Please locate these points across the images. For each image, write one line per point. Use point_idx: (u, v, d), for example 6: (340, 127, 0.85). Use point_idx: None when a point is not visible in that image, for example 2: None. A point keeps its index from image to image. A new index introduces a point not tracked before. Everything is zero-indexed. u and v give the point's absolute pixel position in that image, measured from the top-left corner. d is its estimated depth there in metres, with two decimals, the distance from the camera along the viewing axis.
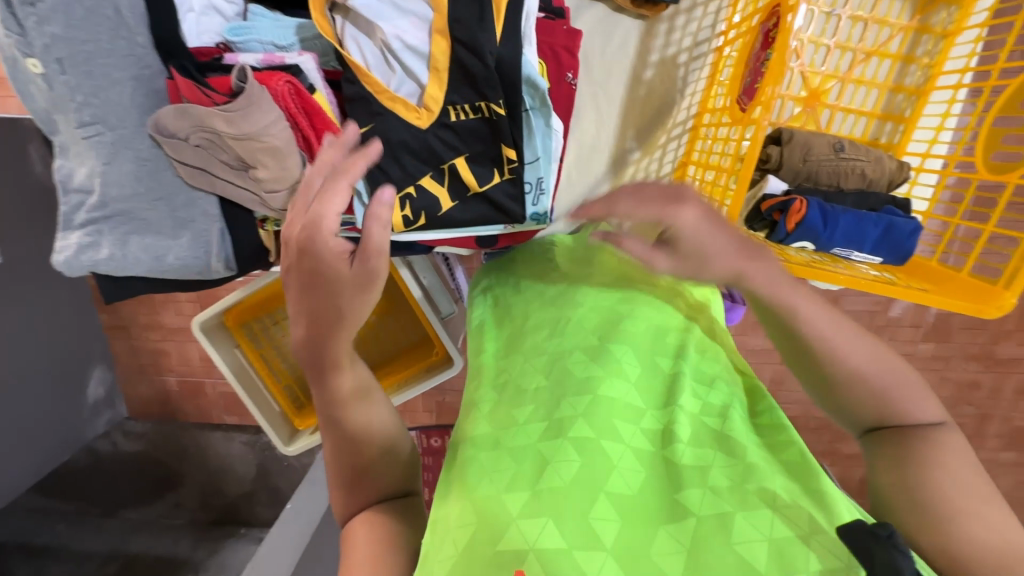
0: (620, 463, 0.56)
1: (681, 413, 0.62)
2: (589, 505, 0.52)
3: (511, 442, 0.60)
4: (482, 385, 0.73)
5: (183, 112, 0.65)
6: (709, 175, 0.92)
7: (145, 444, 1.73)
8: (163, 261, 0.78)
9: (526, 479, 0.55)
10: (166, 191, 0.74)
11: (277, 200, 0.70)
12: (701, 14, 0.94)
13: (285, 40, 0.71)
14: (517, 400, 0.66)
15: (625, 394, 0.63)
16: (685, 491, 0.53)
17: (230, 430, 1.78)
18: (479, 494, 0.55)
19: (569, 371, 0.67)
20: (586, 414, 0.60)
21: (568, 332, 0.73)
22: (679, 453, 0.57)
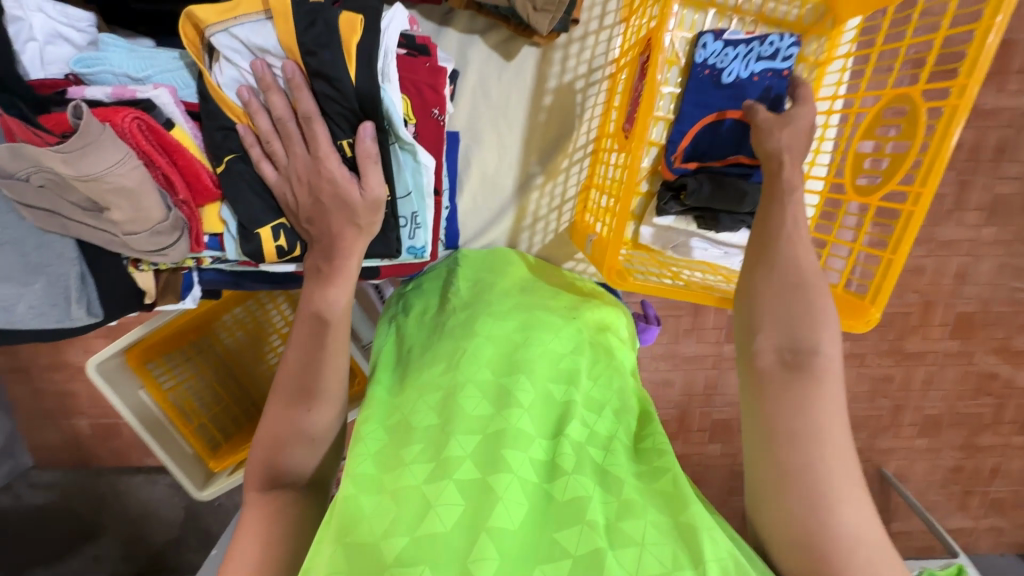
0: (504, 493, 0.51)
1: (568, 441, 0.57)
2: (466, 548, 0.47)
3: (393, 485, 0.54)
4: (370, 416, 0.64)
5: (14, 152, 0.59)
6: (605, 199, 0.94)
7: (56, 493, 1.64)
8: (13, 311, 0.70)
9: (405, 524, 0.50)
10: (11, 235, 0.68)
11: (139, 240, 0.65)
12: (594, 42, 0.95)
13: (144, 72, 0.66)
14: (404, 441, 0.59)
15: (516, 419, 0.59)
16: (563, 529, 0.49)
17: (153, 472, 1.67)
18: (353, 541, 0.49)
19: (461, 405, 0.61)
20: (475, 454, 0.55)
21: (464, 364, 0.66)
22: (563, 488, 0.53)
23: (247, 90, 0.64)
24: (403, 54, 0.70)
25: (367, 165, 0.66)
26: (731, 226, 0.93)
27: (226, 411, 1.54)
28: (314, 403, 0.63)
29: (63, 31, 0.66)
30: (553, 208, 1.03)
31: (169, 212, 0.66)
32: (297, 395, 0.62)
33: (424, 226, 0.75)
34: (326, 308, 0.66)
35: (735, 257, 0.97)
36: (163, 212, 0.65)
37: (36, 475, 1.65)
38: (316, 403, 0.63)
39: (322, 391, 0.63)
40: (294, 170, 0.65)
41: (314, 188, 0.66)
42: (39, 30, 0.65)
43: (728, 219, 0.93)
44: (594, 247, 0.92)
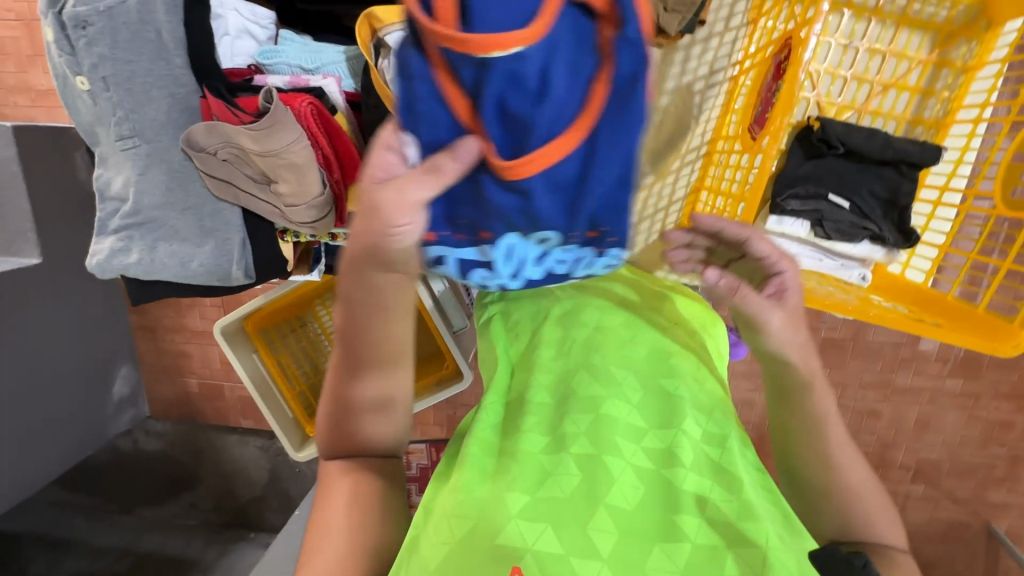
0: (620, 476, 0.53)
1: (684, 437, 0.58)
2: (587, 515, 0.49)
3: (513, 451, 0.57)
4: (486, 394, 0.67)
5: (213, 128, 0.70)
6: (718, 201, 0.93)
7: (165, 443, 1.83)
8: (187, 267, 0.81)
9: (526, 484, 0.52)
10: (194, 201, 0.79)
11: (298, 213, 0.73)
12: (717, 44, 0.95)
13: (313, 64, 0.74)
14: (518, 412, 0.62)
15: (626, 413, 0.61)
16: (683, 515, 0.51)
17: (246, 434, 1.84)
18: (479, 493, 0.52)
19: (575, 387, 0.64)
20: (590, 433, 0.57)
21: (571, 348, 0.70)
22: (680, 478, 0.54)
23: None
24: None
25: None
26: (842, 226, 0.90)
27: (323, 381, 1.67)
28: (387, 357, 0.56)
29: (250, 27, 0.76)
30: (660, 208, 1.03)
31: (323, 188, 0.73)
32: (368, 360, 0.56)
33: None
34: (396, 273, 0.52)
35: (854, 270, 0.94)
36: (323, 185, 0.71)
37: (151, 425, 1.86)
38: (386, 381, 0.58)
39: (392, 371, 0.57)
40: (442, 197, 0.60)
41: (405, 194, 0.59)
42: (232, 26, 0.76)
43: (841, 219, 0.90)
44: None
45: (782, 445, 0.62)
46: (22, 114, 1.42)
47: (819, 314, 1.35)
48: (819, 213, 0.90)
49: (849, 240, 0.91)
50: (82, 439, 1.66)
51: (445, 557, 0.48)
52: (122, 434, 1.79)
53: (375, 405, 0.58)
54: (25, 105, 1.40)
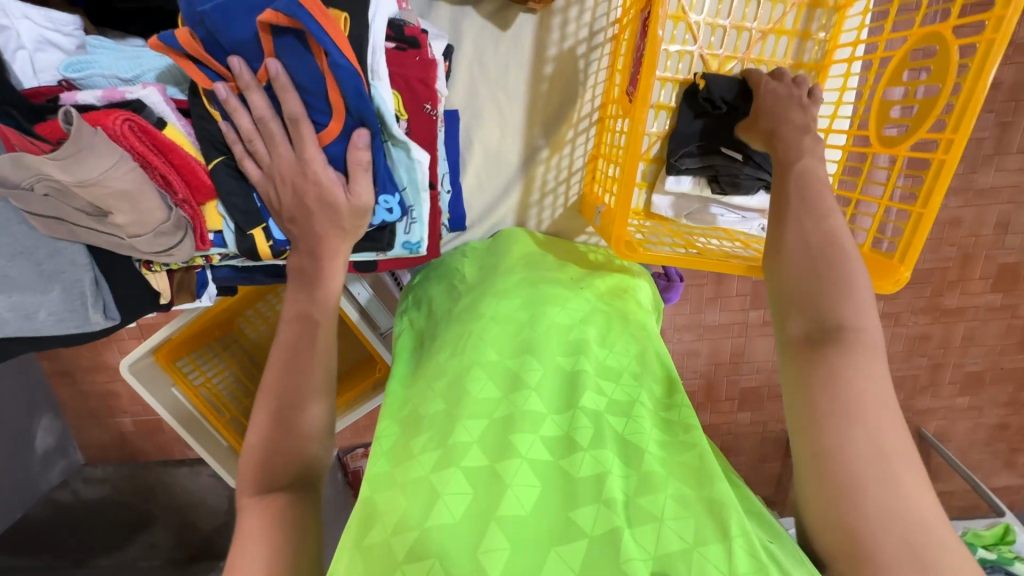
0: (513, 478, 0.48)
1: (582, 415, 0.54)
2: (476, 539, 0.44)
3: (403, 478, 0.52)
4: (385, 414, 0.64)
5: (16, 161, 0.60)
6: (613, 168, 0.90)
7: (109, 487, 1.72)
8: (34, 318, 0.72)
9: (413, 518, 0.47)
10: (26, 245, 0.69)
11: (143, 242, 0.65)
12: (593, 3, 0.90)
13: (130, 72, 0.65)
14: (413, 432, 0.57)
15: (525, 403, 0.56)
16: (579, 508, 0.46)
17: (196, 464, 1.74)
18: (366, 542, 0.47)
19: (468, 389, 0.59)
20: (482, 440, 0.53)
21: (470, 349, 0.65)
22: (577, 465, 0.49)
23: (224, 86, 0.61)
24: (393, 46, 0.69)
25: (356, 172, 0.66)
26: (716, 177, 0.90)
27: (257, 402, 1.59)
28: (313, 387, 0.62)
29: (51, 36, 0.66)
30: (561, 181, 1.00)
31: (171, 212, 0.66)
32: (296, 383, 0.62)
33: (420, 221, 0.75)
34: (314, 309, 0.65)
35: (754, 222, 0.94)
36: (344, 197, 0.65)
37: (89, 472, 1.74)
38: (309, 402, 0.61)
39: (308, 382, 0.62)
40: (277, 170, 0.64)
41: (298, 189, 0.65)
42: (27, 38, 0.64)
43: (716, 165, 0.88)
44: (602, 219, 0.88)
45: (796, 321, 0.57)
46: None
47: None
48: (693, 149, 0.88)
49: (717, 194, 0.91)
50: (10, 500, 1.56)
51: None
52: (57, 487, 1.69)
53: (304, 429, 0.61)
54: None
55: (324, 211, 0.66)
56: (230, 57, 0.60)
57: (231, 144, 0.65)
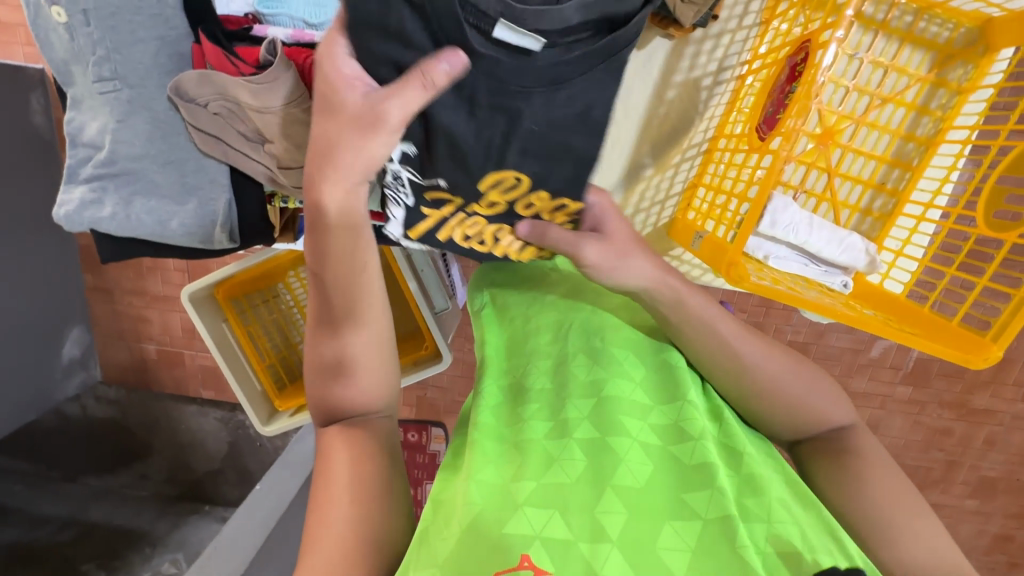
0: (628, 456, 0.51)
1: (690, 410, 0.57)
2: (594, 500, 0.48)
3: (517, 438, 0.55)
4: (486, 377, 0.66)
5: (206, 78, 0.65)
6: (719, 199, 0.93)
7: (118, 410, 1.77)
8: (165, 226, 0.76)
9: (532, 472, 0.51)
10: (178, 155, 0.74)
11: (291, 175, 0.70)
12: (729, 42, 0.94)
13: (317, 18, 0.68)
14: (519, 402, 0.61)
15: (630, 393, 0.59)
16: (692, 492, 0.49)
17: (205, 406, 1.78)
18: (484, 478, 0.51)
19: (573, 370, 0.62)
20: (593, 416, 0.56)
21: (572, 330, 0.67)
22: (685, 453, 0.53)
23: None
24: None
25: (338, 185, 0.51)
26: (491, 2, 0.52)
27: (292, 356, 1.62)
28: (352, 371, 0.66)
29: None
30: (656, 202, 1.05)
31: None
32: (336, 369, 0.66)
33: None
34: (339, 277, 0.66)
35: (837, 278, 0.96)
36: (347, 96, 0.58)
37: (102, 391, 1.79)
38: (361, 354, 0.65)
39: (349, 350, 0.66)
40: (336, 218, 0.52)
41: None
42: None
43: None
44: (705, 245, 0.91)
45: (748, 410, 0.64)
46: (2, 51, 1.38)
47: (789, 317, 1.34)
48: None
49: (497, 156, 0.62)
50: (25, 400, 1.58)
51: (453, 550, 0.46)
52: (70, 399, 1.72)
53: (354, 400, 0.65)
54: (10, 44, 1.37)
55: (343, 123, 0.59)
56: None
57: None
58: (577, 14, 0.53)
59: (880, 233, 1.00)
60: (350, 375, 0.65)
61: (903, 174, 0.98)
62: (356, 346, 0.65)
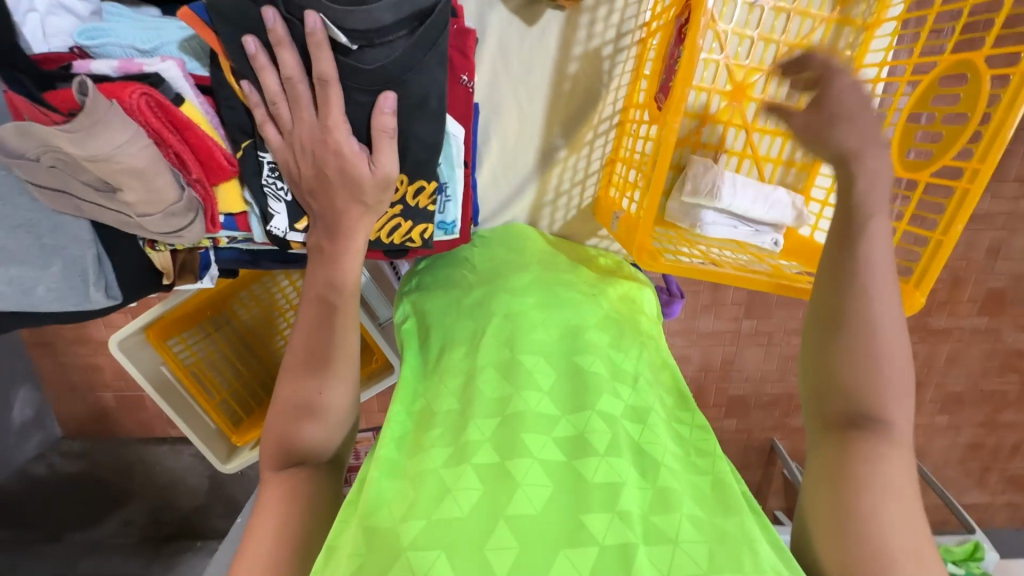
0: (525, 480, 0.48)
1: (597, 419, 0.54)
2: (484, 535, 0.44)
3: (416, 469, 0.52)
4: (396, 400, 0.64)
5: (24, 131, 0.57)
6: (634, 172, 0.89)
7: (86, 463, 1.69)
8: (32, 293, 0.70)
9: (423, 507, 0.47)
10: (27, 218, 0.67)
11: (153, 222, 0.63)
12: (623, 4, 0.89)
13: (148, 44, 0.63)
14: (423, 430, 0.57)
15: (537, 404, 0.56)
16: (591, 513, 0.45)
17: (177, 442, 1.71)
18: (373, 523, 0.47)
19: (480, 389, 0.59)
20: (495, 438, 0.52)
21: (481, 346, 0.65)
22: (589, 470, 0.49)
23: (254, 41, 0.59)
24: None
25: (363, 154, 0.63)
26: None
27: (244, 388, 1.57)
28: (325, 390, 0.61)
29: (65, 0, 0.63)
30: (576, 183, 1.00)
31: (183, 191, 0.64)
32: (305, 388, 0.61)
33: (455, 199, 0.76)
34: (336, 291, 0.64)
35: (766, 235, 0.94)
36: (368, 170, 0.64)
37: (67, 446, 1.69)
38: (326, 387, 0.61)
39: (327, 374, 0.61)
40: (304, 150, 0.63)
41: (319, 165, 0.63)
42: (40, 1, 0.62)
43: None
44: (621, 225, 0.89)
45: (831, 320, 0.56)
46: None
47: None
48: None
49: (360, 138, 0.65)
50: None
51: None
52: (32, 460, 1.64)
53: (315, 430, 0.60)
54: None
55: (346, 187, 0.64)
56: (264, 8, 0.58)
57: (254, 107, 0.63)
58: (389, 13, 0.59)
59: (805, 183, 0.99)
60: (308, 417, 0.60)
61: None
62: (326, 382, 0.61)
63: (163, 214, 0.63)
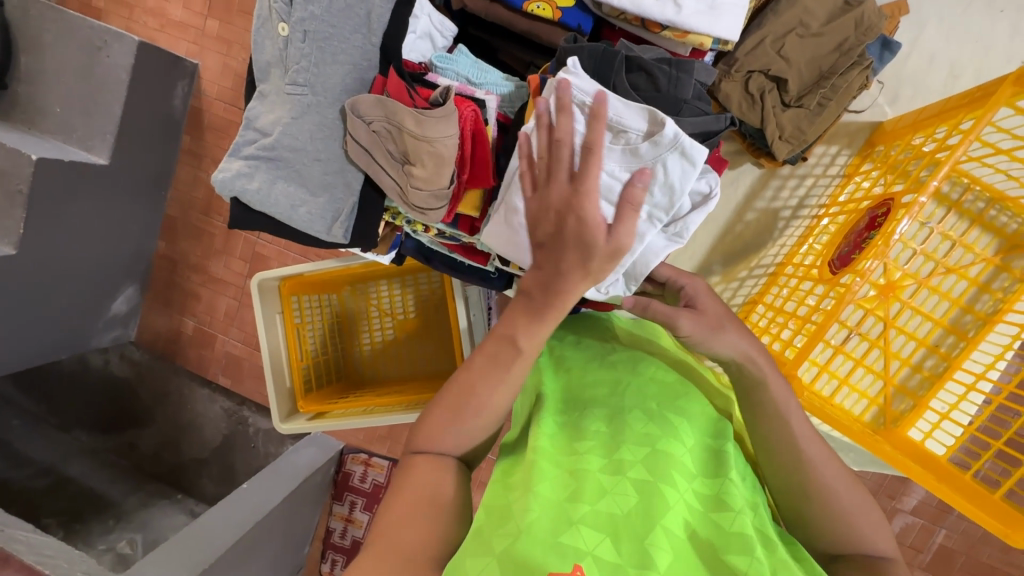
0: (674, 505, 0.56)
1: (732, 486, 0.61)
2: (644, 534, 0.53)
3: (572, 463, 0.60)
4: (541, 408, 0.71)
5: (381, 102, 0.79)
6: (779, 320, 1.01)
7: (133, 371, 1.86)
8: (295, 211, 0.87)
9: (584, 495, 0.56)
10: (328, 156, 0.85)
11: (419, 196, 0.80)
12: (811, 184, 1.06)
13: (480, 79, 0.83)
14: (576, 435, 0.65)
15: (682, 454, 0.63)
16: (733, 553, 0.54)
17: (217, 392, 1.82)
18: (539, 490, 0.56)
19: (630, 422, 0.65)
20: (647, 461, 0.60)
21: (628, 391, 0.71)
22: (729, 523, 0.56)
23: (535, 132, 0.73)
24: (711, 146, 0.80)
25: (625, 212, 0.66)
26: (633, 99, 0.71)
27: (324, 363, 1.69)
28: (482, 411, 0.68)
29: (434, 34, 0.87)
30: None
31: (450, 184, 0.80)
32: (466, 400, 0.68)
33: None
34: (521, 336, 0.67)
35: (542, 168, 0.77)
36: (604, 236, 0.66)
37: (129, 351, 1.86)
38: (483, 412, 0.68)
39: (489, 399, 0.68)
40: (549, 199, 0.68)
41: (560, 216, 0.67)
42: (421, 28, 0.85)
43: (641, 85, 0.72)
44: None
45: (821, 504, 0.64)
46: (185, 47, 1.67)
47: None
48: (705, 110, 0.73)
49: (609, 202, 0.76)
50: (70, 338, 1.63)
51: (509, 546, 0.51)
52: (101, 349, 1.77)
53: (458, 436, 0.69)
54: (195, 47, 1.67)
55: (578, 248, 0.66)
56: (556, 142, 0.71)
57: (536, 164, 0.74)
58: (689, 128, 0.71)
59: (926, 391, 1.03)
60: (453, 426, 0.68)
61: (956, 341, 1.04)
62: (484, 402, 0.68)
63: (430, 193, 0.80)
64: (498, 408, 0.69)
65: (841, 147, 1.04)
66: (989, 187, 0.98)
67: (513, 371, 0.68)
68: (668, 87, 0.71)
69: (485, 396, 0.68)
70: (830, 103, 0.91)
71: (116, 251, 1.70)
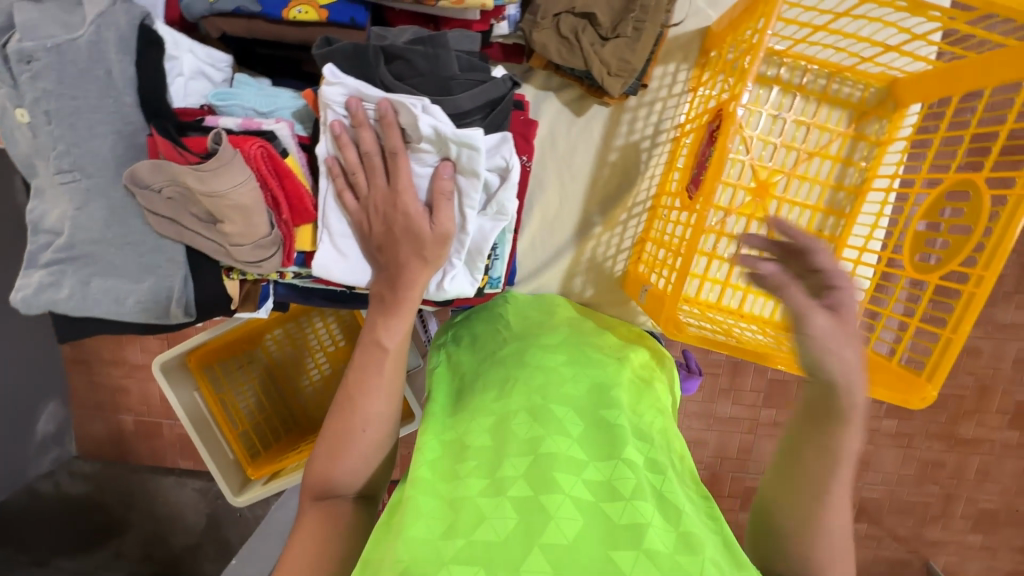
0: (558, 512, 0.52)
1: (626, 467, 0.59)
2: (520, 557, 0.48)
3: (453, 494, 0.58)
4: (426, 431, 0.69)
5: (158, 166, 0.71)
6: (661, 252, 0.98)
7: (92, 485, 1.64)
8: (122, 304, 0.78)
9: (462, 528, 0.52)
10: (134, 237, 0.76)
11: (241, 252, 0.73)
12: (662, 107, 1.03)
13: (268, 107, 0.76)
14: (457, 461, 0.62)
15: (568, 449, 0.61)
16: (620, 549, 0.49)
17: (184, 475, 1.68)
18: (414, 534, 0.53)
19: (513, 430, 0.63)
20: (528, 475, 0.57)
21: (512, 394, 0.69)
22: (617, 512, 0.54)
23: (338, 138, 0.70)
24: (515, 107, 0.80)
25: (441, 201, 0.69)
26: (400, 89, 0.70)
27: (267, 421, 1.60)
28: (369, 425, 0.68)
29: (206, 70, 0.79)
30: (608, 256, 1.09)
31: (271, 229, 0.74)
32: (349, 422, 0.68)
33: (501, 258, 0.84)
34: (386, 336, 0.70)
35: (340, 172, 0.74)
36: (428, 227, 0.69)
37: (78, 465, 1.67)
38: (371, 424, 0.68)
39: (373, 411, 0.68)
40: (373, 200, 0.70)
41: (388, 219, 0.70)
42: (187, 68, 0.78)
43: (404, 73, 0.70)
44: (648, 297, 0.95)
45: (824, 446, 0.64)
46: None
47: None
48: (482, 76, 0.72)
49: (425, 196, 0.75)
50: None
51: None
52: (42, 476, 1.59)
53: (353, 467, 0.68)
54: None
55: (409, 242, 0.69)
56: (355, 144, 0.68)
57: (337, 177, 0.72)
58: (468, 101, 0.70)
59: None
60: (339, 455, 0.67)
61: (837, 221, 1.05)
62: (367, 415, 0.68)
63: (249, 246, 0.73)
64: (383, 416, 0.69)
65: (679, 63, 1.02)
66: (826, 62, 0.97)
67: (387, 374, 0.70)
68: (429, 66, 0.70)
69: (365, 407, 0.68)
70: (645, 25, 0.86)
71: (12, 372, 1.46)
